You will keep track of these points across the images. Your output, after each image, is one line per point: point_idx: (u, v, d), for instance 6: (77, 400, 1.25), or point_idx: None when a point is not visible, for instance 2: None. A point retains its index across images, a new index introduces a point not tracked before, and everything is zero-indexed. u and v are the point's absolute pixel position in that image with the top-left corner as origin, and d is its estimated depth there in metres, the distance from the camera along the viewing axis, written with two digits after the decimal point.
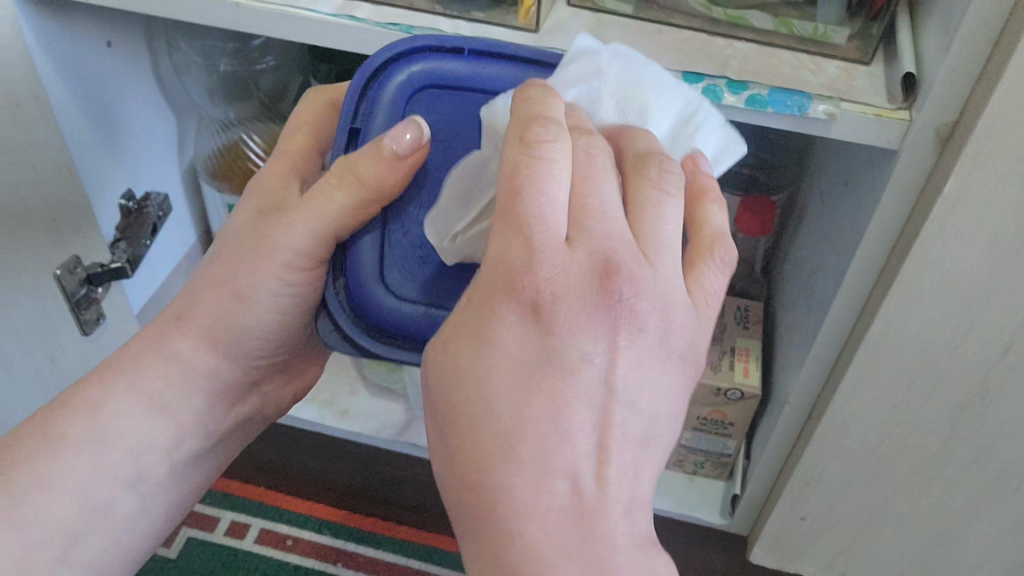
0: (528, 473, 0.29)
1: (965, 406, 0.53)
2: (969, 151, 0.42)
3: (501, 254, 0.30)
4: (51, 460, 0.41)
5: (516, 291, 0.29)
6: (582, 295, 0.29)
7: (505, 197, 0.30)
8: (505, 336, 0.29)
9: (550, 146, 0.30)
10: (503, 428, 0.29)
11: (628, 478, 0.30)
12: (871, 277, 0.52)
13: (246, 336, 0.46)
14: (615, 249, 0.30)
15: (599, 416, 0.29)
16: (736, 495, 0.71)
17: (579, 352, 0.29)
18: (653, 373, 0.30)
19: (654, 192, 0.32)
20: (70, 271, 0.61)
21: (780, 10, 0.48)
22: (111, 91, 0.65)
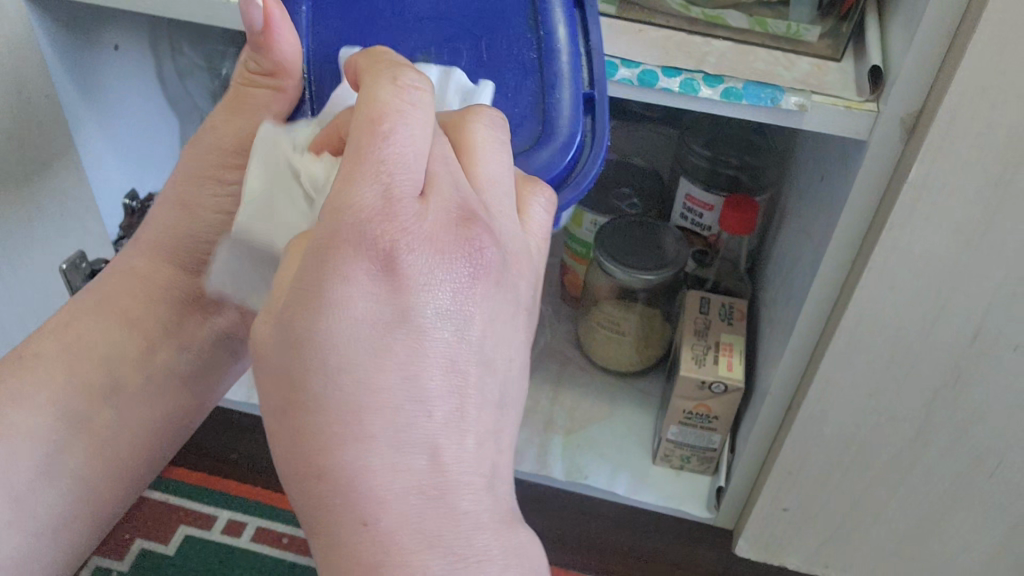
0: (382, 448, 0.29)
1: (938, 392, 0.55)
2: (931, 139, 0.44)
3: (346, 202, 0.30)
4: (24, 378, 0.47)
5: (365, 244, 0.29)
6: (434, 242, 0.30)
7: (359, 141, 0.30)
8: (356, 294, 0.29)
9: (411, 94, 0.31)
10: (348, 395, 0.29)
11: (486, 445, 0.32)
12: (843, 266, 0.54)
13: (191, 246, 0.51)
14: (463, 202, 0.32)
15: (450, 372, 0.30)
16: (722, 487, 0.72)
17: (427, 304, 0.30)
18: (490, 323, 0.32)
19: (487, 138, 0.35)
20: (75, 267, 0.64)
21: (755, 9, 0.51)
22: (118, 94, 0.67)
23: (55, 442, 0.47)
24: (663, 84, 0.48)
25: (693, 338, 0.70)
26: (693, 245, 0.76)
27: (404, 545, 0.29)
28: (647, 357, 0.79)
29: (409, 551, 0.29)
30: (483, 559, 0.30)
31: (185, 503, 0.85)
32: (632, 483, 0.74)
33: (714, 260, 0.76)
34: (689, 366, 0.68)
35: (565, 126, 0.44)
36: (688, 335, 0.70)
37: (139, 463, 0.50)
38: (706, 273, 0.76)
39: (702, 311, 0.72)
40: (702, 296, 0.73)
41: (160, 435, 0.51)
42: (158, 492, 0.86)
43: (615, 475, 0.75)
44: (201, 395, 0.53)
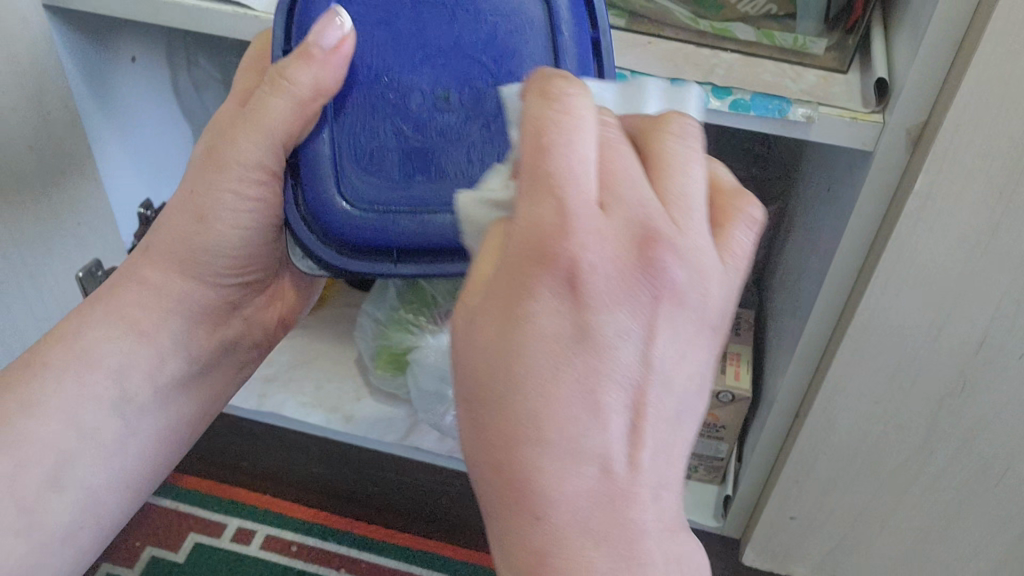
0: (557, 457, 0.26)
1: (944, 400, 0.56)
2: (937, 148, 0.45)
3: (527, 221, 0.26)
4: (36, 386, 0.44)
5: (549, 263, 0.26)
6: (620, 263, 0.26)
7: (530, 159, 0.27)
8: (541, 315, 0.26)
9: (574, 98, 0.27)
10: (530, 415, 0.26)
11: (659, 456, 0.28)
12: (850, 276, 0.54)
13: (209, 254, 0.48)
14: (650, 216, 0.27)
15: (634, 395, 0.27)
16: (729, 497, 0.73)
17: (609, 326, 0.26)
18: (682, 342, 0.27)
19: (676, 148, 0.29)
20: (91, 274, 0.65)
21: (762, 22, 0.51)
22: (134, 104, 0.68)
23: (67, 452, 0.44)
24: None
25: None
26: None
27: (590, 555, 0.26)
28: None
29: (577, 551, 0.26)
30: (643, 559, 0.27)
31: (194, 511, 0.85)
32: None
33: None
34: None
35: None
36: None
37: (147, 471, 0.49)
38: None
39: None
40: None
41: (163, 448, 0.50)
42: (169, 500, 0.86)
43: None
44: (210, 394, 0.52)
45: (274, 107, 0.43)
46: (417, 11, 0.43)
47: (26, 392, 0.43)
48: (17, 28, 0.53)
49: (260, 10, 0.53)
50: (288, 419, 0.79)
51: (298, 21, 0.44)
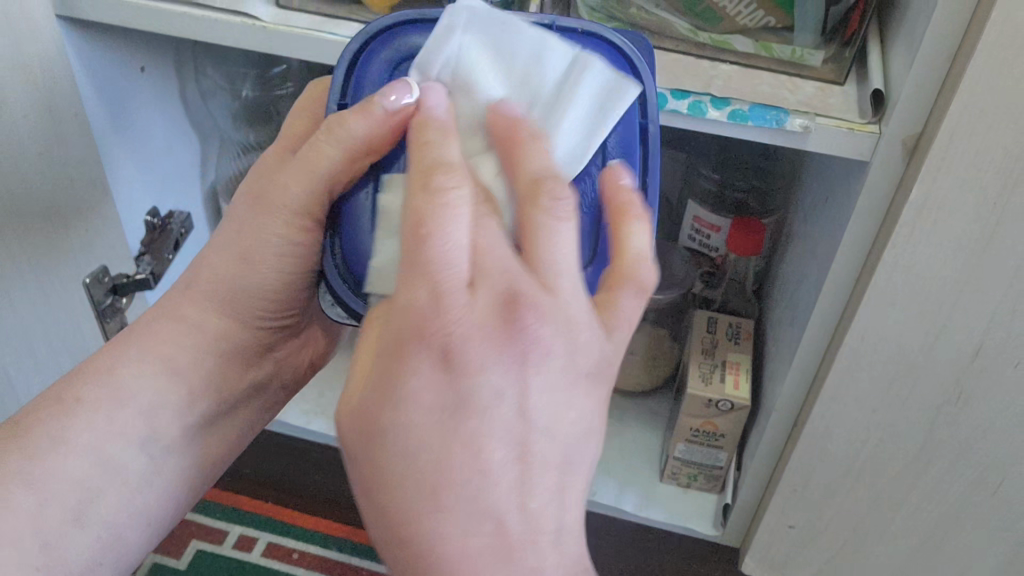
0: (456, 519, 0.30)
1: (941, 409, 0.56)
2: (932, 158, 0.45)
3: (404, 305, 0.31)
4: (62, 422, 0.45)
5: (425, 340, 0.30)
6: (485, 330, 0.30)
7: (410, 244, 0.31)
8: (421, 388, 0.30)
9: (452, 193, 0.31)
10: (421, 470, 0.30)
11: (551, 502, 0.31)
12: (847, 285, 0.55)
13: (252, 298, 0.49)
14: (515, 280, 0.31)
15: (516, 447, 0.31)
16: (728, 504, 0.73)
17: (488, 388, 0.30)
18: (564, 397, 0.31)
19: (547, 219, 0.32)
20: (98, 281, 0.65)
21: (760, 35, 0.53)
22: (143, 114, 0.69)
23: (89, 488, 0.46)
24: (670, 106, 0.50)
25: (701, 356, 0.72)
26: (701, 266, 0.77)
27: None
28: (654, 376, 0.81)
29: None
30: None
31: (197, 518, 0.86)
32: (638, 499, 0.75)
33: (722, 281, 0.77)
34: (697, 385, 0.69)
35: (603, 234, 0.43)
36: (695, 354, 0.72)
37: (164, 498, 0.49)
38: (714, 293, 0.77)
39: (709, 331, 0.74)
40: (708, 316, 0.75)
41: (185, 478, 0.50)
42: None
43: (623, 492, 0.76)
44: (239, 431, 0.53)
45: (327, 157, 0.42)
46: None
47: (54, 429, 0.45)
48: (28, 35, 0.54)
49: (265, 20, 0.55)
50: (291, 426, 0.79)
51: (354, 82, 0.43)
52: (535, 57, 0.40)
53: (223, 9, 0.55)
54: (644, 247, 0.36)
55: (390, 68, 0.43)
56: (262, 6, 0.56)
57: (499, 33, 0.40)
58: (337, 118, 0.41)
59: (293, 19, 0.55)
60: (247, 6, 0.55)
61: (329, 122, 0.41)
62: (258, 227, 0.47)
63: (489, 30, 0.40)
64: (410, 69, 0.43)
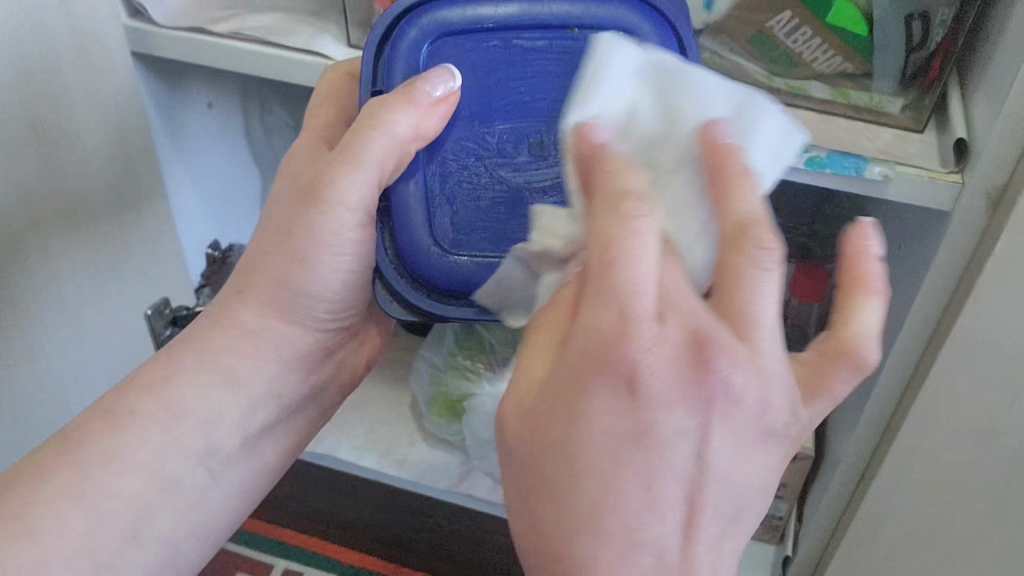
0: (614, 546, 0.29)
1: (1020, 467, 0.54)
2: (1019, 210, 0.44)
3: (589, 326, 0.29)
4: (120, 436, 0.43)
5: (609, 368, 0.28)
6: (682, 374, 0.29)
7: (597, 264, 0.29)
8: (604, 415, 0.29)
9: (641, 224, 0.29)
10: (589, 499, 0.29)
11: (713, 545, 0.31)
12: (922, 337, 0.54)
13: (309, 299, 0.48)
14: (711, 325, 0.29)
15: (688, 490, 0.29)
16: (788, 557, 0.71)
17: (671, 431, 0.29)
18: (748, 450, 0.30)
19: (751, 270, 0.29)
20: (159, 312, 0.66)
21: (837, 80, 0.51)
22: (208, 149, 0.70)
23: (146, 505, 0.43)
24: None
25: None
26: None
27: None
28: None
29: None
30: None
31: (245, 550, 0.88)
32: None
33: None
34: None
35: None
36: None
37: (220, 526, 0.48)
38: None
39: None
40: None
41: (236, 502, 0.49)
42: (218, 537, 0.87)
43: None
44: (294, 439, 0.52)
45: (376, 145, 0.43)
46: (507, 52, 0.45)
47: (109, 442, 0.43)
48: (102, 71, 0.55)
49: (337, 58, 0.55)
50: (341, 462, 0.79)
51: (386, 65, 0.45)
52: (711, 96, 0.37)
53: (294, 48, 0.56)
54: (874, 324, 0.32)
55: (423, 46, 0.45)
56: (334, 45, 0.56)
57: (672, 81, 0.37)
58: (377, 103, 0.43)
59: (366, 59, 0.56)
60: (319, 46, 0.56)
61: (371, 108, 0.43)
62: (306, 219, 0.46)
63: (652, 79, 0.37)
64: (445, 45, 0.45)
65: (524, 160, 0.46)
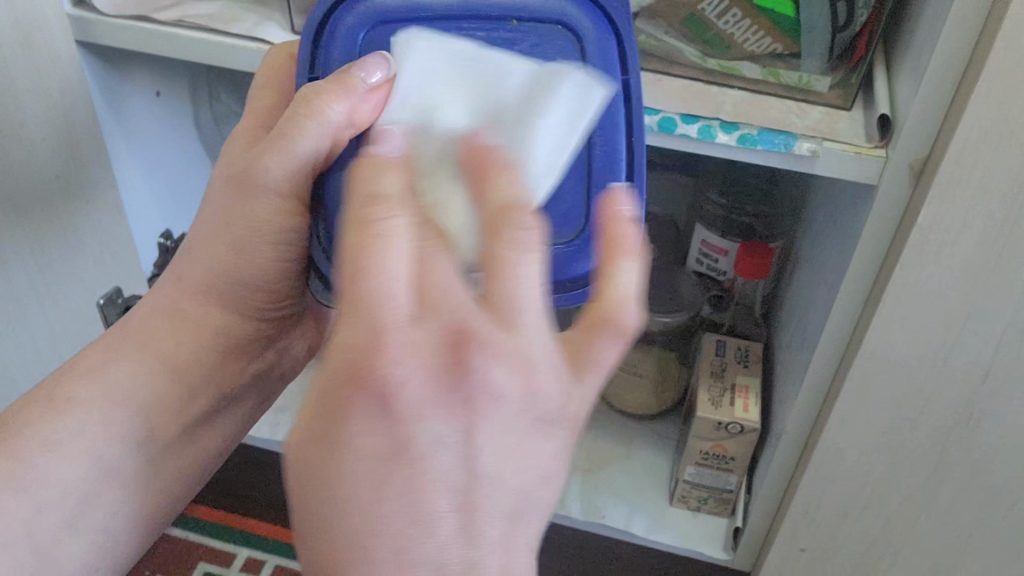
0: (388, 561, 0.26)
1: (951, 432, 0.56)
2: (939, 181, 0.46)
3: (343, 340, 0.27)
4: (58, 424, 0.43)
5: (373, 379, 0.26)
6: (436, 374, 0.27)
7: (350, 273, 0.28)
8: (359, 431, 0.26)
9: (388, 223, 0.28)
10: (352, 530, 0.27)
11: (500, 551, 0.28)
12: (856, 306, 0.55)
13: (243, 290, 0.49)
14: (471, 319, 0.27)
15: (464, 493, 0.27)
16: (738, 529, 0.73)
17: (439, 447, 0.27)
18: (516, 446, 0.28)
19: (511, 249, 0.28)
20: (112, 302, 0.66)
21: (768, 61, 0.53)
22: (158, 138, 0.70)
23: (86, 491, 0.44)
24: (681, 130, 0.51)
25: (710, 379, 0.72)
26: (709, 289, 0.78)
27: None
28: (663, 400, 0.81)
29: None
30: None
31: (204, 540, 0.86)
32: (647, 524, 0.75)
33: (730, 305, 0.78)
34: (706, 408, 0.70)
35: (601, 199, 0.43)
36: (704, 378, 0.72)
37: (162, 502, 0.49)
38: (721, 317, 0.78)
39: (718, 354, 0.74)
40: (718, 340, 0.76)
41: (181, 480, 0.49)
42: (180, 528, 0.87)
43: (632, 515, 0.75)
44: (232, 429, 0.53)
45: (310, 131, 0.41)
46: None
47: (47, 430, 0.43)
48: (46, 59, 0.55)
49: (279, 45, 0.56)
50: None
51: (324, 51, 0.43)
52: (498, 71, 0.41)
53: (239, 36, 0.56)
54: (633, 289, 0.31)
55: (358, 33, 0.43)
56: (278, 33, 0.57)
57: (472, 73, 0.40)
58: (312, 90, 0.41)
59: None
60: (262, 32, 0.56)
61: (306, 94, 0.41)
62: (243, 210, 0.46)
63: (468, 72, 0.40)
64: (383, 34, 0.43)
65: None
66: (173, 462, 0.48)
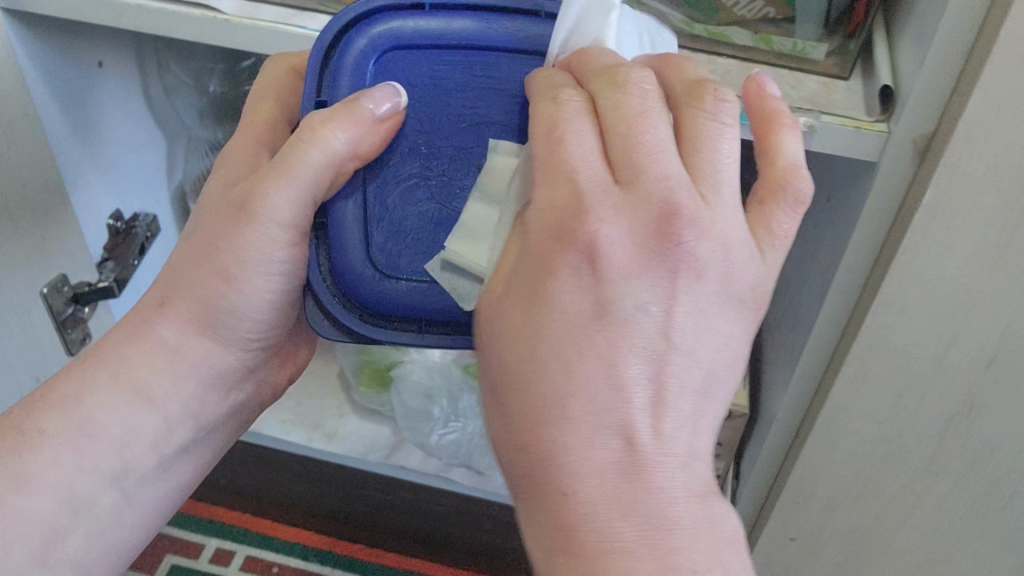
0: (581, 432, 0.29)
1: (951, 421, 0.53)
2: (946, 160, 0.42)
3: (550, 208, 0.31)
4: (27, 459, 0.40)
5: (575, 246, 0.30)
6: (643, 244, 0.30)
7: (546, 150, 0.32)
8: (565, 293, 0.30)
9: (637, 90, 0.32)
10: (555, 387, 0.30)
11: (682, 426, 0.30)
12: (853, 290, 0.52)
13: (233, 319, 0.44)
14: (676, 196, 0.30)
15: (655, 365, 0.30)
16: (725, 517, 0.71)
17: (642, 310, 0.30)
18: (707, 318, 0.31)
19: (712, 122, 0.32)
20: (57, 290, 0.61)
21: (759, 26, 0.48)
22: (105, 113, 0.66)
23: (57, 529, 0.41)
24: None
25: None
26: None
27: (618, 527, 0.29)
28: None
29: (628, 546, 0.29)
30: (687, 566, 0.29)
31: (171, 531, 0.83)
32: None
33: None
34: None
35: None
36: None
37: (139, 530, 0.45)
38: None
39: None
40: None
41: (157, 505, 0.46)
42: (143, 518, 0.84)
43: None
44: (209, 456, 0.48)
45: (313, 160, 0.39)
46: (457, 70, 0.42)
47: (14, 465, 0.39)
48: None
49: (229, 13, 0.51)
50: (267, 438, 0.76)
51: (332, 75, 0.41)
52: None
53: (183, 2, 0.52)
54: (799, 154, 0.34)
55: (369, 59, 0.41)
56: None
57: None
58: (319, 116, 0.39)
59: (259, 12, 0.52)
60: None
61: (314, 118, 0.39)
62: (234, 236, 0.42)
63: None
64: (394, 61, 0.41)
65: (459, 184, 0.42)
66: (150, 485, 0.44)
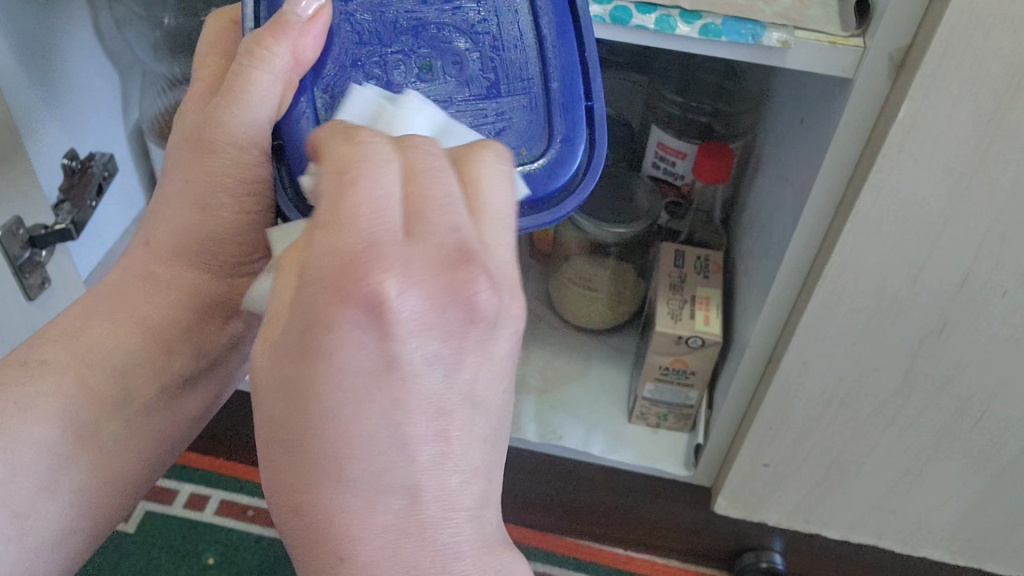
0: (359, 481, 0.27)
1: (923, 342, 0.53)
2: (925, 74, 0.41)
3: (325, 246, 0.27)
4: (27, 385, 0.41)
5: (349, 295, 0.26)
6: (426, 285, 0.27)
7: (332, 192, 0.28)
8: (348, 340, 0.27)
9: (372, 153, 0.29)
10: (332, 442, 0.27)
11: (465, 462, 0.29)
12: (829, 210, 0.51)
13: (217, 246, 0.46)
14: (461, 242, 0.28)
15: (435, 413, 0.28)
16: (700, 445, 0.71)
17: (422, 362, 0.28)
18: (486, 361, 0.29)
19: (484, 174, 0.31)
20: (12, 234, 0.57)
21: None
22: (49, 46, 0.63)
23: (64, 455, 0.41)
24: (636, 22, 0.46)
25: (669, 292, 0.68)
26: (667, 195, 0.73)
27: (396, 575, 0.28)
28: (619, 314, 0.79)
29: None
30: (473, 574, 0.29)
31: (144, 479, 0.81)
32: (605, 443, 0.74)
33: (687, 213, 0.74)
34: (665, 322, 0.66)
35: (560, 124, 0.42)
36: (663, 290, 0.69)
37: (148, 466, 0.45)
38: (679, 225, 0.75)
39: (677, 264, 0.71)
40: (675, 249, 0.72)
41: (161, 441, 0.46)
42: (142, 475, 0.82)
43: (590, 435, 0.74)
44: (214, 394, 0.49)
45: (260, 82, 0.40)
46: None
47: (18, 391, 0.40)
48: None
49: None
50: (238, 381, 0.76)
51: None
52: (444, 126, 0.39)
53: None
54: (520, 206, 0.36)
55: None
56: None
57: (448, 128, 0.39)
58: (257, 39, 0.40)
59: None
60: None
61: (250, 45, 0.40)
62: (204, 169, 0.43)
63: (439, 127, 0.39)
64: None
65: (408, 87, 0.41)
66: (152, 414, 0.45)
